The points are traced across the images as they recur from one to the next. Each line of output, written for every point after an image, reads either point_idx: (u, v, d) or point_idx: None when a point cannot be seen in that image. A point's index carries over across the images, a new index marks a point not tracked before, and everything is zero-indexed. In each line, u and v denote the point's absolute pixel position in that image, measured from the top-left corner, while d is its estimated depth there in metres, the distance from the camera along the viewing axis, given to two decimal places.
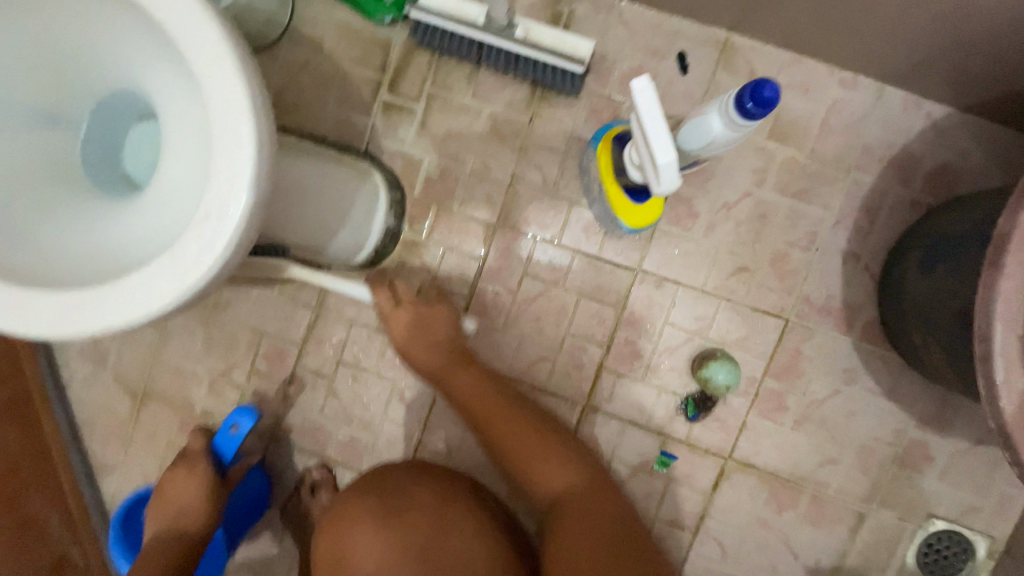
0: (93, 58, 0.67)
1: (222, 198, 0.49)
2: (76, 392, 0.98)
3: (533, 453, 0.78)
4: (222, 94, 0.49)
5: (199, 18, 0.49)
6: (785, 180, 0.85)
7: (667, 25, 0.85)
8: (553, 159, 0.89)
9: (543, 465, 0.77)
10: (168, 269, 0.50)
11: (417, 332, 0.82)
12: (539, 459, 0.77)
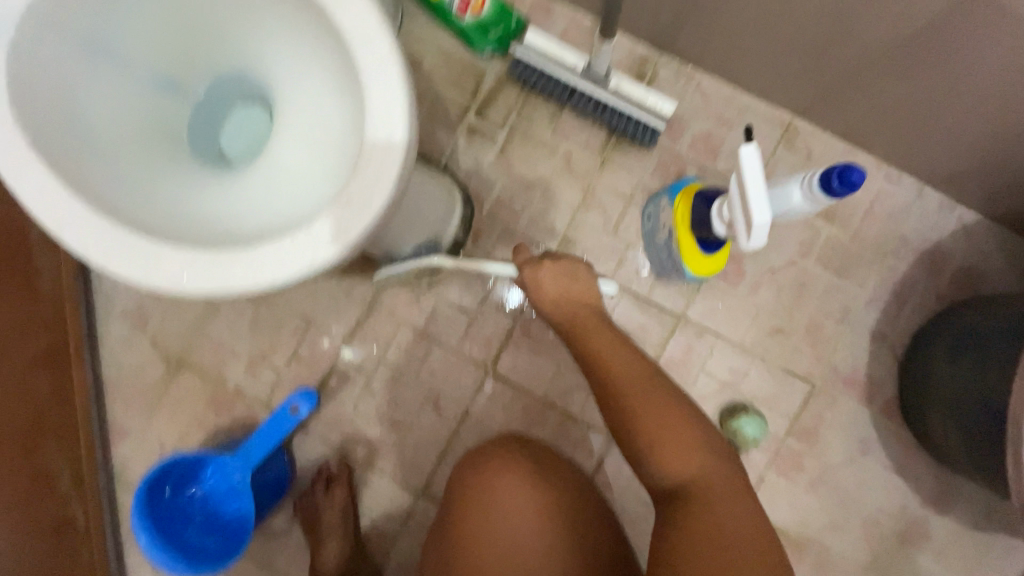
0: (222, 38, 0.71)
1: (367, 186, 0.53)
2: (111, 349, 0.98)
3: (666, 421, 0.64)
4: (383, 93, 0.54)
5: (372, 23, 0.54)
6: (828, 255, 0.92)
7: (739, 100, 0.93)
8: (618, 201, 0.94)
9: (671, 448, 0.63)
10: (304, 242, 0.54)
11: (563, 281, 0.75)
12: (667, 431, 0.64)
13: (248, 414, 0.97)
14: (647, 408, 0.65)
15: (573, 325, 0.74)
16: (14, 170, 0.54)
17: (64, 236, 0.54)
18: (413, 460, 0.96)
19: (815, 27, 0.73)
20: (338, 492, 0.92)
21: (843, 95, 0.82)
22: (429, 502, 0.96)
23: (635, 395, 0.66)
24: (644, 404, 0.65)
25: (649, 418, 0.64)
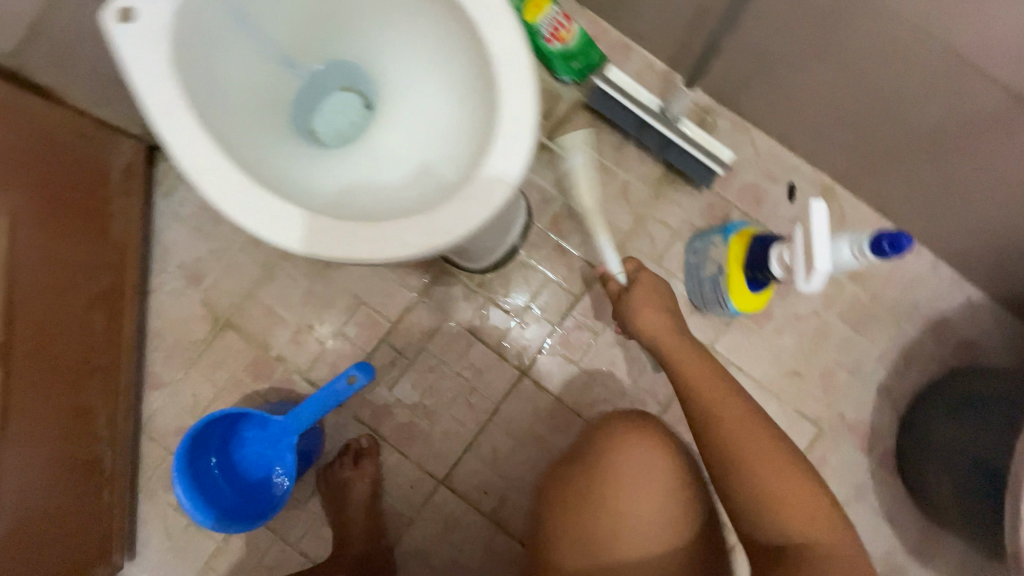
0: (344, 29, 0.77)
1: (491, 184, 0.59)
2: (161, 300, 1.00)
3: (775, 460, 0.63)
4: (517, 106, 0.60)
5: (515, 44, 0.61)
6: (848, 311, 1.01)
7: (787, 159, 1.02)
8: (666, 233, 1.01)
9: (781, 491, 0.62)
10: (427, 225, 0.59)
11: (651, 305, 0.77)
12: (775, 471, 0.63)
13: (286, 382, 0.99)
14: (757, 438, 0.64)
15: (675, 356, 0.72)
16: (165, 120, 0.59)
17: (203, 188, 0.59)
18: (440, 448, 1.00)
19: (871, 105, 0.82)
20: (365, 468, 0.95)
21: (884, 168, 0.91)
22: (449, 490, 1.00)
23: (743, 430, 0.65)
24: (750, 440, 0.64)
25: (757, 457, 0.63)
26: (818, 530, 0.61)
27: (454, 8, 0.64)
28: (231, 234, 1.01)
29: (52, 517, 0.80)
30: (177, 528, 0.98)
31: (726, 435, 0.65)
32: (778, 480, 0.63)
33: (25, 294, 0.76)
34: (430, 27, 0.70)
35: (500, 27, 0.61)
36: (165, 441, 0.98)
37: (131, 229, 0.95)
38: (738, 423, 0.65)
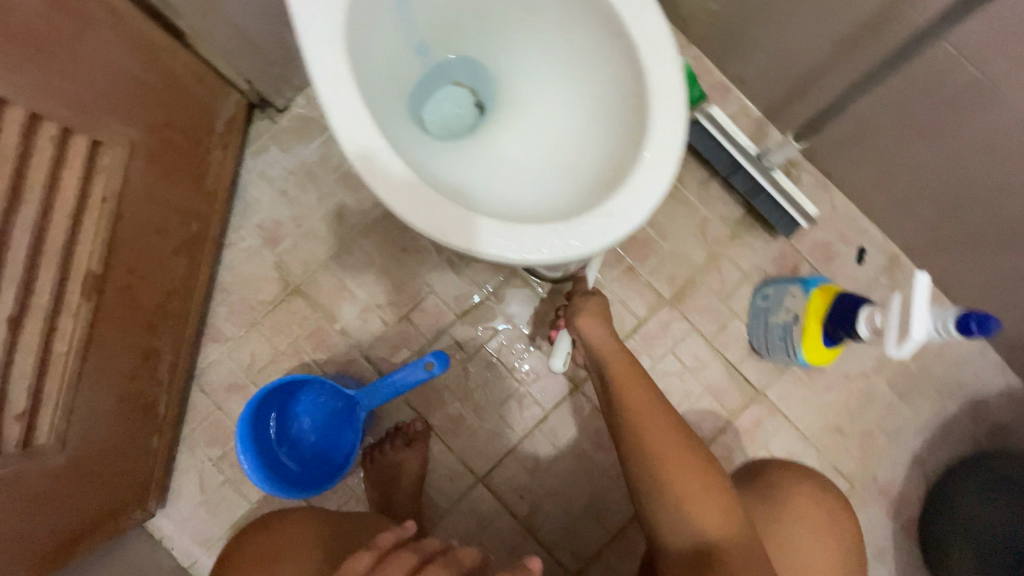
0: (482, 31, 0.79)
1: (629, 205, 0.61)
2: (235, 256, 1.00)
3: (682, 460, 0.58)
4: (664, 134, 0.62)
5: (670, 77, 0.63)
6: (895, 378, 1.04)
7: (862, 223, 1.05)
8: (736, 274, 1.04)
9: (688, 495, 0.56)
10: (561, 234, 0.61)
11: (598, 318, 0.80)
12: (679, 467, 0.57)
13: (345, 357, 1.01)
14: (653, 427, 0.62)
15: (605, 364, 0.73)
16: (328, 87, 0.60)
17: (355, 159, 0.60)
18: (483, 446, 1.01)
19: (962, 187, 0.86)
20: (416, 451, 0.96)
21: (957, 252, 0.95)
22: (485, 490, 1.00)
23: (649, 429, 0.62)
24: (657, 439, 0.60)
25: (658, 453, 0.59)
26: (714, 522, 0.54)
27: (613, 34, 0.66)
28: (315, 204, 1.03)
29: (109, 453, 0.80)
30: (213, 484, 0.97)
31: (628, 423, 0.64)
32: (687, 477, 0.57)
33: (128, 229, 0.76)
34: (574, 45, 0.72)
35: (657, 57, 0.63)
36: (216, 396, 0.98)
37: (222, 182, 0.96)
38: (649, 422, 0.63)
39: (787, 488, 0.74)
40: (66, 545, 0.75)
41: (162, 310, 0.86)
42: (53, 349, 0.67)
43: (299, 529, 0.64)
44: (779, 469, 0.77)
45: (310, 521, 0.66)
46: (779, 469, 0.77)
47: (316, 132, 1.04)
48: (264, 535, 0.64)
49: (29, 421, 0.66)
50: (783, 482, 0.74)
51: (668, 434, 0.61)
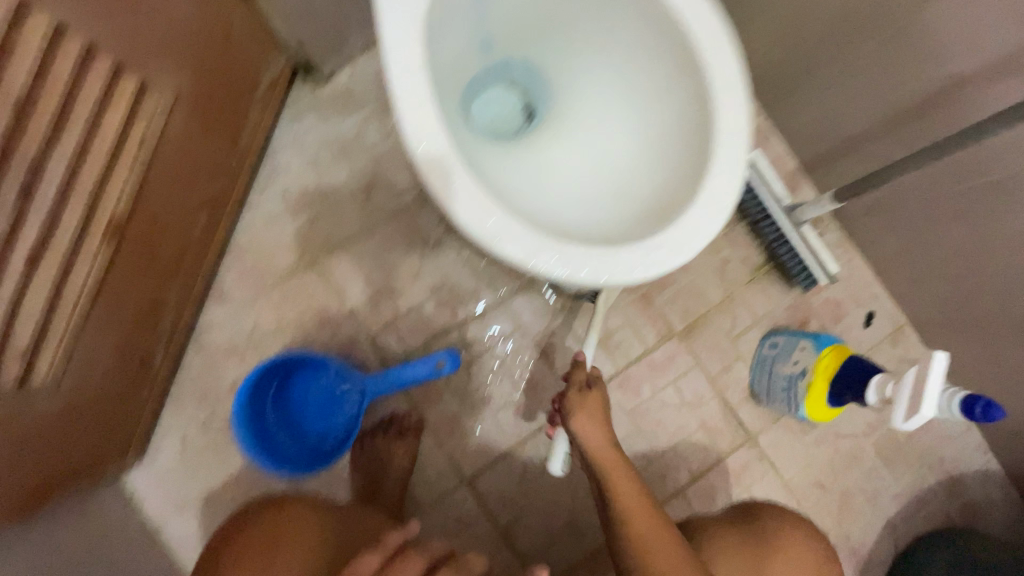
0: (548, 34, 0.77)
1: (680, 241, 0.61)
2: (254, 219, 0.98)
3: None
4: (725, 177, 0.62)
5: (739, 121, 0.63)
6: (882, 443, 1.06)
7: (874, 288, 1.07)
8: (747, 318, 1.05)
9: None
10: (609, 259, 0.61)
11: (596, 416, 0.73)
12: None
13: (350, 338, 0.99)
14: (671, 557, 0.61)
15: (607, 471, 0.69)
16: (400, 74, 0.59)
17: (416, 151, 0.60)
18: (474, 449, 1.01)
19: (981, 273, 0.88)
20: (409, 441, 0.96)
21: (961, 334, 0.97)
22: (469, 493, 1.00)
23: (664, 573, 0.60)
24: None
25: None
26: None
27: (687, 66, 0.65)
28: (343, 179, 1.01)
29: (99, 402, 0.78)
30: (194, 447, 0.95)
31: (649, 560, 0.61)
32: None
33: (158, 179, 0.74)
34: (642, 67, 0.71)
35: (729, 98, 0.63)
36: (211, 357, 0.96)
37: (255, 142, 0.93)
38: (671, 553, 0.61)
39: (785, 561, 0.73)
40: (42, 490, 0.73)
41: (176, 264, 0.84)
42: (65, 290, 0.65)
43: (302, 514, 0.69)
44: (788, 537, 0.75)
45: (310, 509, 0.70)
46: (788, 537, 0.76)
47: (356, 107, 1.02)
48: (267, 517, 0.68)
49: (28, 361, 0.64)
50: (775, 536, 0.74)
51: (679, 570, 0.58)
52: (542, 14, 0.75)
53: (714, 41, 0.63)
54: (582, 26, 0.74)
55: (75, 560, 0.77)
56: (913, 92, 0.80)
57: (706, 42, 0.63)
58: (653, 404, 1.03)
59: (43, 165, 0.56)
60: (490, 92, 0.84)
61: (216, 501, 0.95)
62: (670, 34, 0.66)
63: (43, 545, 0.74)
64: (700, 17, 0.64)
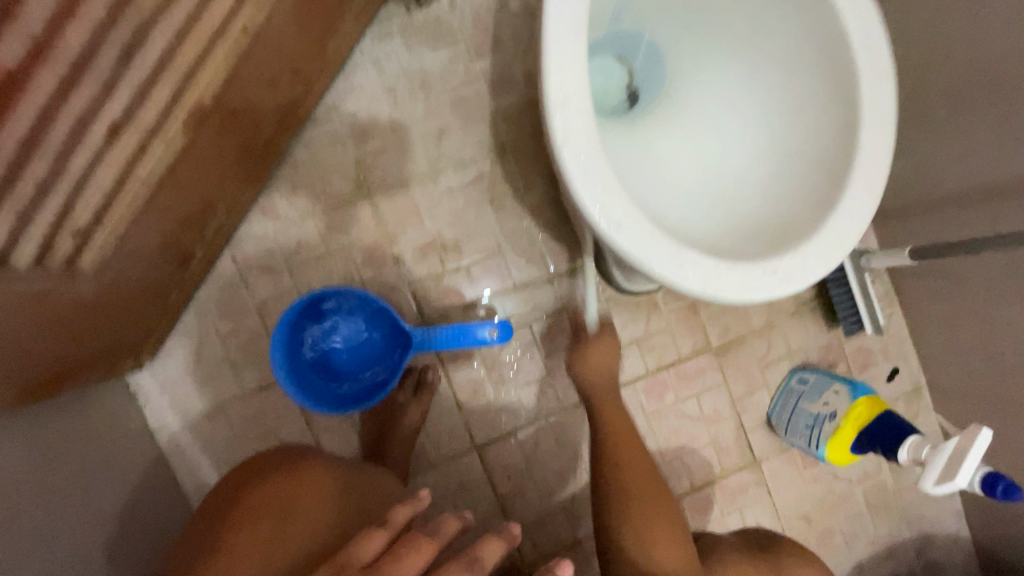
0: (684, 21, 0.73)
1: (793, 271, 0.59)
2: (318, 137, 0.93)
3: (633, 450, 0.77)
4: (852, 217, 0.60)
5: (879, 164, 0.60)
6: (871, 491, 1.10)
7: (905, 346, 1.09)
8: (781, 348, 1.06)
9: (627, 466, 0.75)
10: (721, 273, 0.58)
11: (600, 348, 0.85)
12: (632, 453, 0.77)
13: (392, 282, 0.95)
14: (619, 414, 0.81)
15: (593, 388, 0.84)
16: (559, 27, 0.55)
17: (555, 115, 0.55)
18: (490, 418, 1.00)
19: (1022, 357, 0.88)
20: (423, 402, 0.93)
21: (974, 411, 0.99)
22: (476, 459, 0.99)
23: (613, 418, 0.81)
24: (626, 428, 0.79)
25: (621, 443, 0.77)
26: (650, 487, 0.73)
27: (838, 94, 0.63)
28: (418, 116, 0.95)
29: (134, 295, 0.73)
30: (211, 357, 0.92)
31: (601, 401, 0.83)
32: (636, 464, 0.75)
33: (247, 73, 0.67)
34: (778, 81, 0.68)
35: (875, 139, 0.61)
36: (246, 270, 0.92)
37: (338, 56, 0.87)
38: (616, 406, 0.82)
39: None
40: (59, 380, 0.67)
41: (237, 164, 0.78)
42: (133, 174, 0.59)
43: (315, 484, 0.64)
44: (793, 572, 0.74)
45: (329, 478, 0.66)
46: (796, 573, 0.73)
47: (447, 42, 0.95)
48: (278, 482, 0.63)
49: (80, 242, 0.58)
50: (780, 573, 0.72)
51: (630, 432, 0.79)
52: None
53: (875, 75, 0.61)
54: (726, 20, 0.70)
55: (77, 448, 0.73)
56: (1010, 171, 0.79)
57: (868, 75, 0.61)
58: (673, 411, 1.04)
59: (148, 32, 0.50)
60: (601, 63, 0.78)
61: (222, 416, 0.92)
62: (829, 54, 0.63)
63: (51, 431, 0.69)
64: (867, 46, 0.61)
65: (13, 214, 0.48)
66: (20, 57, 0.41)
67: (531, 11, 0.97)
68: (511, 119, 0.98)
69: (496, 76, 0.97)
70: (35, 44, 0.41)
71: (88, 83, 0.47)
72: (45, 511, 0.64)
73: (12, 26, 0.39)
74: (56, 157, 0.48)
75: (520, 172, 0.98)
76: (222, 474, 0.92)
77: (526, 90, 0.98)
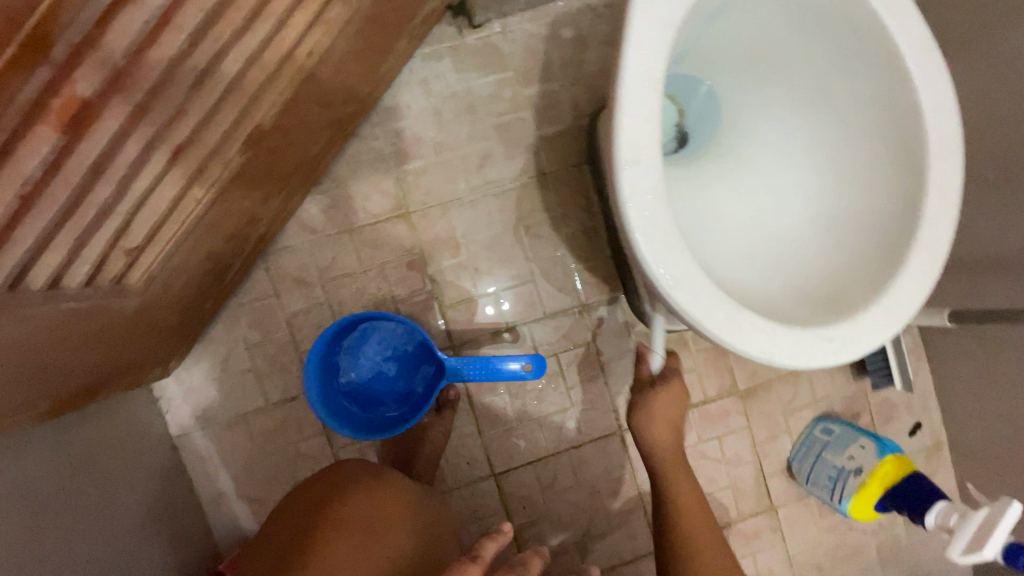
0: (746, 72, 0.72)
1: (849, 340, 0.58)
2: (361, 153, 0.92)
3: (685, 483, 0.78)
4: (911, 289, 0.59)
5: (943, 237, 0.59)
6: (885, 545, 1.09)
7: (930, 401, 1.08)
8: (805, 395, 1.05)
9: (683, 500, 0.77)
10: (777, 337, 0.57)
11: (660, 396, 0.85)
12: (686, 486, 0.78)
13: (423, 303, 0.95)
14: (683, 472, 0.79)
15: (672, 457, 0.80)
16: (634, 81, 0.54)
17: (623, 167, 0.55)
18: (510, 446, 0.99)
19: None
20: (445, 422, 0.93)
21: (997, 475, 0.98)
22: (494, 487, 0.98)
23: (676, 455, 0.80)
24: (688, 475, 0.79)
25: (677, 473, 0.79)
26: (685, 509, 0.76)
27: (903, 161, 0.62)
28: (461, 140, 0.94)
29: (170, 307, 0.72)
30: (236, 368, 0.91)
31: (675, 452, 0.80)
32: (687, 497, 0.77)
33: (305, 94, 0.66)
34: (840, 141, 0.67)
35: (941, 211, 0.59)
36: (278, 282, 0.91)
37: (388, 74, 0.86)
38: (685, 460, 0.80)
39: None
40: (90, 391, 0.66)
41: (282, 179, 0.77)
42: (189, 194, 0.58)
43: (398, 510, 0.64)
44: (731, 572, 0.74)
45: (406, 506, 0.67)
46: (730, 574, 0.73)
47: (497, 67, 0.94)
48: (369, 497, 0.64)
49: (130, 260, 0.57)
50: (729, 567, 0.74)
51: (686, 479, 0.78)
52: (753, 51, 0.69)
53: (945, 147, 0.60)
54: (790, 75, 0.69)
55: (97, 458, 0.70)
56: None
57: (938, 146, 0.60)
58: (693, 452, 1.03)
59: (221, 58, 0.49)
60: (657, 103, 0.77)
61: (243, 427, 0.91)
62: (899, 121, 0.62)
63: (77, 440, 0.68)
64: (940, 118, 0.60)
65: (71, 237, 0.46)
66: (98, 87, 0.39)
67: (582, 42, 0.96)
68: (554, 147, 0.97)
69: (543, 104, 0.96)
70: (115, 73, 0.40)
71: (158, 110, 0.46)
72: (70, 527, 0.62)
73: (95, 56, 0.38)
74: (119, 181, 0.47)
75: (558, 202, 0.97)
76: (238, 486, 0.91)
77: (572, 120, 0.97)
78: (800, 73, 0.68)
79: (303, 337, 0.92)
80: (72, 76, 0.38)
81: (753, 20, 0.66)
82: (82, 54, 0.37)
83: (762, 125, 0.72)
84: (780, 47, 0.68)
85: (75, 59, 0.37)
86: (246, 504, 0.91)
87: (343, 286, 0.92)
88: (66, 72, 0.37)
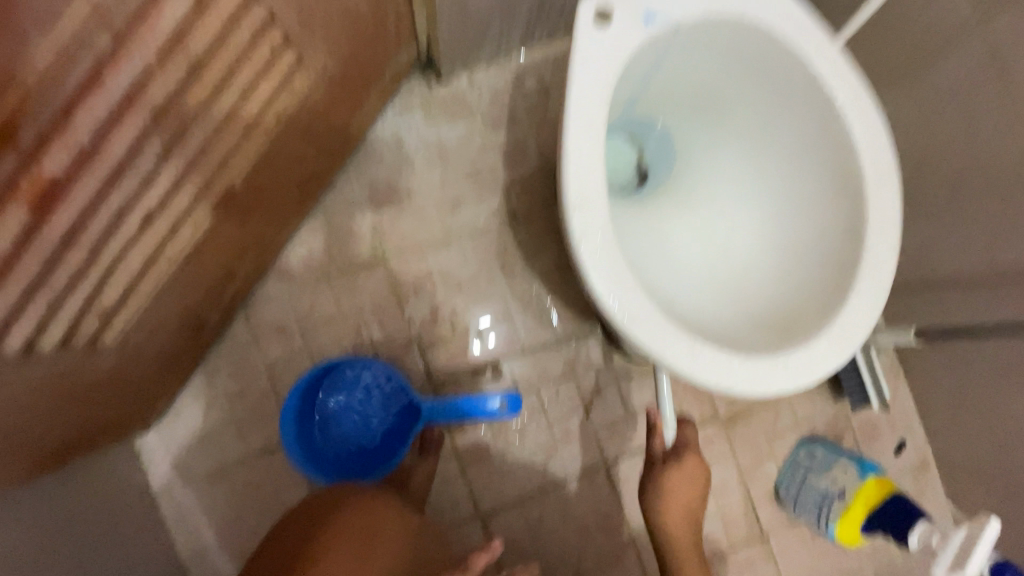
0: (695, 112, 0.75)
1: (805, 365, 0.60)
2: (337, 203, 0.96)
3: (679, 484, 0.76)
4: (860, 311, 0.61)
5: (886, 262, 0.62)
6: (881, 568, 1.07)
7: (912, 419, 1.08)
8: (787, 419, 1.06)
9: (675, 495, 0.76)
10: (733, 367, 0.59)
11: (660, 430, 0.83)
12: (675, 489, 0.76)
13: (402, 346, 0.96)
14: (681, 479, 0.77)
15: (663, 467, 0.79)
16: (577, 133, 0.58)
17: (573, 213, 0.58)
18: (495, 486, 0.99)
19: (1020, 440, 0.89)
20: (429, 461, 0.93)
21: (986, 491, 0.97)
22: (479, 528, 0.97)
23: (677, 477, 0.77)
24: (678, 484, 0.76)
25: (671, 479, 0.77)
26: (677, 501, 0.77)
27: (844, 192, 0.65)
28: (434, 186, 0.98)
29: (148, 362, 0.73)
30: (217, 419, 0.91)
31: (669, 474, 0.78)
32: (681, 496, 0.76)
33: (275, 154, 0.70)
34: (786, 173, 0.70)
35: (883, 239, 0.62)
36: (258, 332, 0.93)
37: (359, 129, 0.91)
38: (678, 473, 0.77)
39: None
40: (68, 451, 0.67)
41: (258, 233, 0.80)
42: (161, 254, 0.60)
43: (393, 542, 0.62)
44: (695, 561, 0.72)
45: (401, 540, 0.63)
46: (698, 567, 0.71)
47: (465, 117, 0.99)
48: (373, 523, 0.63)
49: (104, 320, 0.59)
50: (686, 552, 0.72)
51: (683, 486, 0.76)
52: (699, 94, 0.73)
53: (881, 178, 0.63)
54: (735, 115, 0.72)
55: (79, 518, 0.70)
56: (1002, 260, 0.82)
57: (872, 176, 0.63)
58: None
59: (187, 129, 0.52)
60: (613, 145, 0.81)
61: (224, 479, 0.91)
62: (836, 155, 0.65)
63: (59, 503, 0.68)
64: (873, 152, 0.63)
65: (44, 304, 0.48)
66: (66, 166, 0.42)
67: (546, 90, 1.01)
68: (525, 189, 1.01)
69: (511, 149, 1.00)
70: (83, 152, 0.43)
71: (128, 180, 0.49)
72: None
73: (62, 139, 0.41)
74: (91, 248, 0.50)
75: (531, 241, 1.00)
76: (221, 540, 0.90)
77: (540, 162, 1.01)
78: (743, 113, 0.72)
79: (284, 385, 0.93)
80: (40, 159, 0.40)
81: (694, 68, 0.70)
82: (51, 138, 0.41)
83: (713, 160, 0.76)
84: (722, 90, 0.72)
85: (44, 144, 0.40)
86: (230, 558, 0.90)
87: (322, 332, 0.94)
88: (35, 156, 0.40)
